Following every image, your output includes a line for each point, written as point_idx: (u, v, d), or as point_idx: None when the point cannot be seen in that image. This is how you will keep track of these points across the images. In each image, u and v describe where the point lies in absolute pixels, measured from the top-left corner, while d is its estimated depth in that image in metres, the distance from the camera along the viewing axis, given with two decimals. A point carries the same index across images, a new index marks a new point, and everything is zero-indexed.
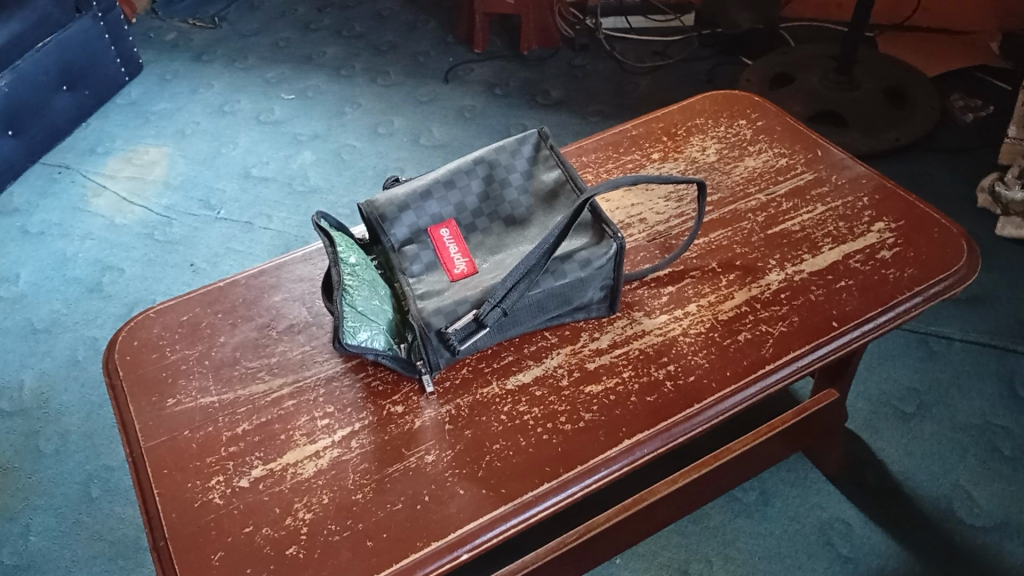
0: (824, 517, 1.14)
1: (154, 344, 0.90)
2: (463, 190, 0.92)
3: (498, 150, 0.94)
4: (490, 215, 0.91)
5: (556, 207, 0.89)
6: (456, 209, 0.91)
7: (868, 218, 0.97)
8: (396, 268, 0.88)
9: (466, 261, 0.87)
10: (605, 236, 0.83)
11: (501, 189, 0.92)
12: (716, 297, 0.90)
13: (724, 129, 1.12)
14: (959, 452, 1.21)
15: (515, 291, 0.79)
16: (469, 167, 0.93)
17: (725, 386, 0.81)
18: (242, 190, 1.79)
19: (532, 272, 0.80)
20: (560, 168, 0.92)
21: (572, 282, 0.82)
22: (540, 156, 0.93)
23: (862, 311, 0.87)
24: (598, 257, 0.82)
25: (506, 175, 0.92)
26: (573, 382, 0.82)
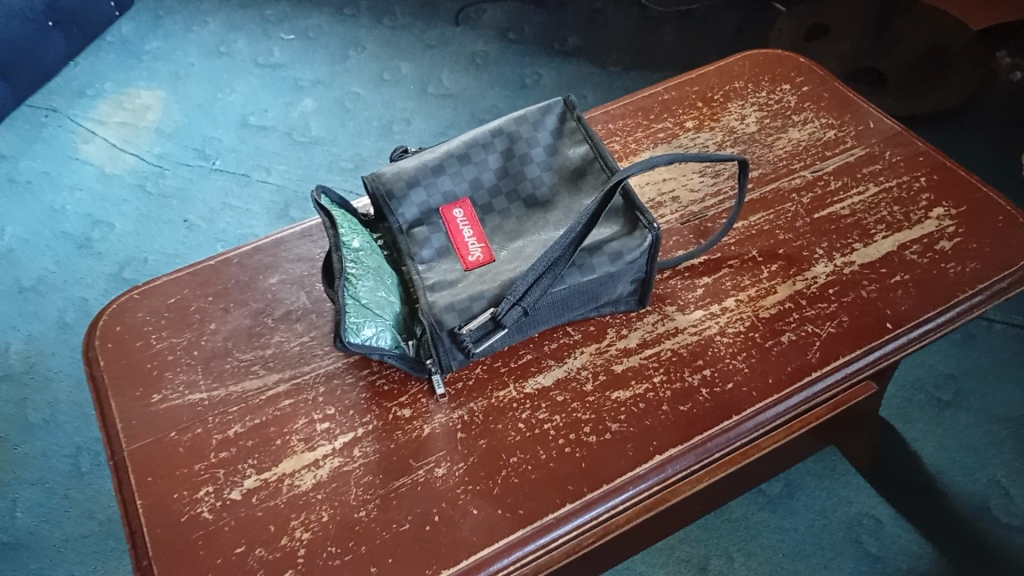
0: (852, 513, 1.07)
1: (140, 330, 0.83)
2: (480, 166, 0.83)
3: (520, 121, 0.84)
4: (509, 194, 0.82)
5: (582, 189, 0.80)
6: (471, 187, 0.82)
7: (925, 202, 0.88)
8: (404, 252, 0.80)
9: (482, 248, 0.79)
10: (638, 226, 0.74)
11: (521, 165, 0.82)
12: (757, 290, 0.81)
13: (766, 94, 1.02)
14: (995, 446, 1.12)
15: (537, 288, 0.71)
16: (486, 139, 0.84)
17: (766, 396, 0.73)
18: (240, 140, 1.69)
19: (555, 267, 0.71)
20: (588, 143, 0.82)
21: (601, 277, 0.73)
22: (566, 128, 0.84)
23: (918, 312, 0.78)
24: (630, 250, 0.73)
25: (528, 149, 0.83)
26: (599, 387, 0.75)
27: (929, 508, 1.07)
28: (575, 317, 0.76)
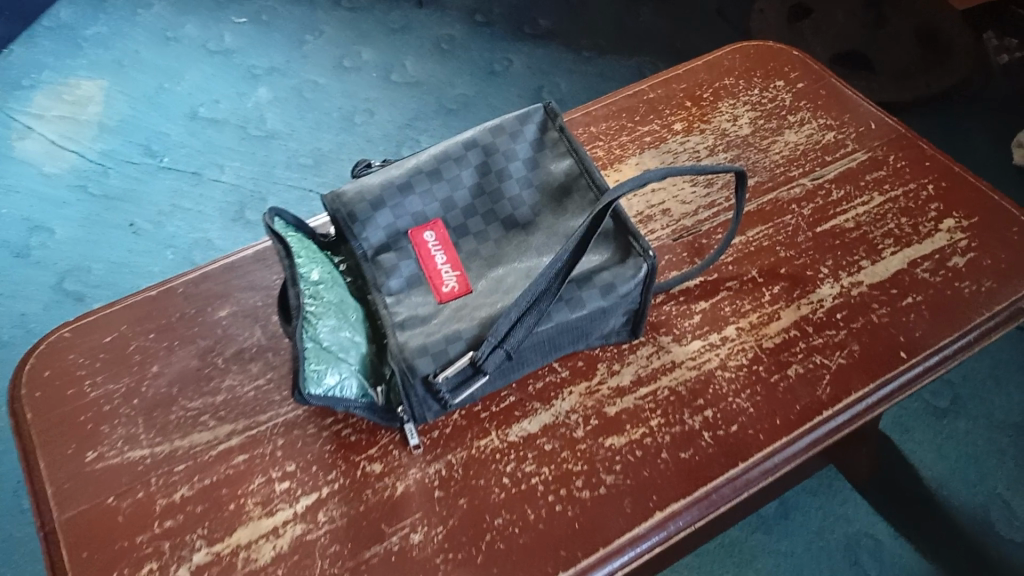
0: (850, 532, 1.02)
1: (71, 375, 0.73)
2: (452, 182, 0.74)
3: (496, 131, 0.76)
4: (486, 215, 0.73)
5: (567, 209, 0.72)
6: (443, 207, 0.74)
7: (935, 213, 0.81)
8: (370, 281, 0.71)
9: (457, 277, 0.70)
10: (632, 253, 0.66)
11: (498, 182, 0.74)
12: (759, 317, 0.74)
13: (758, 92, 0.94)
14: (996, 455, 1.07)
15: (520, 327, 0.63)
16: (459, 152, 0.75)
17: (774, 439, 0.67)
18: (190, 134, 1.57)
19: (540, 302, 0.64)
20: (572, 156, 0.74)
21: (591, 312, 0.65)
22: (548, 139, 0.76)
23: (933, 338, 0.72)
24: (624, 281, 0.65)
25: (505, 164, 0.75)
26: (590, 433, 0.67)
27: (930, 524, 1.01)
28: (562, 354, 0.68)
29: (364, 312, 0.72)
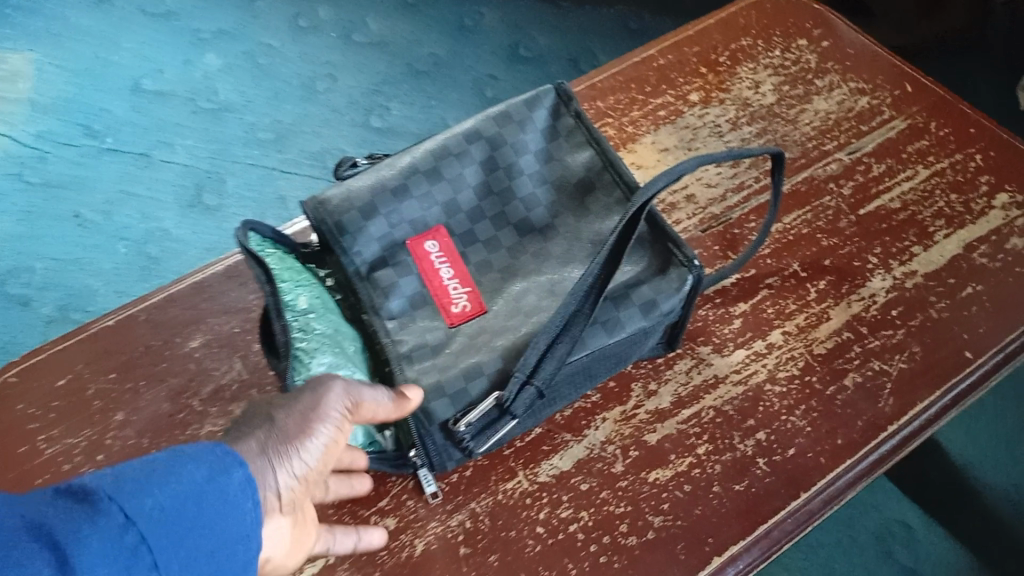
0: (880, 520, 0.96)
1: (23, 429, 0.63)
2: (454, 182, 0.64)
3: (502, 120, 0.66)
4: (496, 219, 0.64)
5: (591, 209, 0.63)
6: (446, 211, 0.64)
7: (986, 187, 0.73)
8: (364, 303, 0.61)
9: (468, 295, 0.61)
10: (673, 263, 0.58)
11: (508, 180, 0.65)
12: (806, 319, 0.66)
13: (780, 53, 0.85)
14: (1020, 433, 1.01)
15: (551, 359, 0.55)
16: (461, 146, 0.65)
17: (837, 462, 0.59)
18: (133, 109, 1.37)
19: (572, 328, 0.55)
20: (593, 147, 0.65)
21: (630, 335, 0.57)
22: (562, 127, 0.66)
23: (1000, 335, 0.65)
24: (666, 296, 0.57)
25: (515, 157, 0.65)
26: (631, 468, 0.60)
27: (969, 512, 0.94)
28: (595, 382, 0.60)
29: (359, 339, 0.62)
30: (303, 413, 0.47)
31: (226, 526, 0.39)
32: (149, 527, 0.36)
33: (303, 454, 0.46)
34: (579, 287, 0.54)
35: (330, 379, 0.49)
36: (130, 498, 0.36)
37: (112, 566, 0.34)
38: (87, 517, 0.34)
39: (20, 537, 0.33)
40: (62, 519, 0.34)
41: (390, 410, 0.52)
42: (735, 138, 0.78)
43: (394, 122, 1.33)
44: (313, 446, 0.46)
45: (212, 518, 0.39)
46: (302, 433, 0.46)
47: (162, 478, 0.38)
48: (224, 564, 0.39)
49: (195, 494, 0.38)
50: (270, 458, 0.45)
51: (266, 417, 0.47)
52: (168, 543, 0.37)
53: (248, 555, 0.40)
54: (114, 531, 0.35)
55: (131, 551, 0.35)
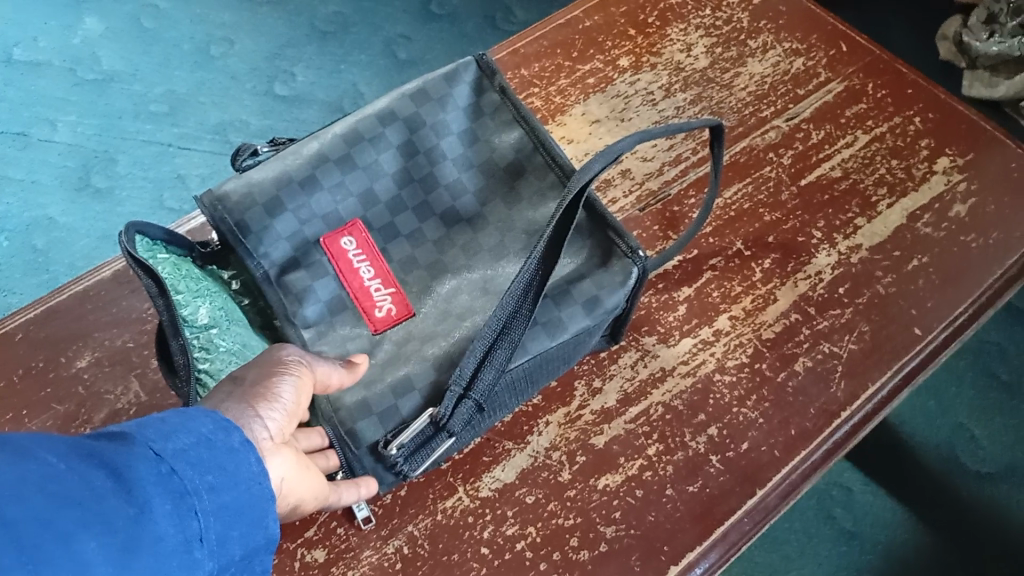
0: (820, 483, 0.90)
1: None
2: (370, 170, 0.58)
3: (418, 98, 0.59)
4: (419, 210, 0.58)
5: (522, 196, 0.58)
6: (362, 203, 0.57)
7: (926, 151, 0.70)
8: (276, 310, 0.55)
9: (393, 296, 0.55)
10: (615, 254, 0.53)
11: (430, 166, 0.58)
12: (753, 301, 0.63)
13: (711, 11, 0.80)
14: (954, 383, 0.94)
15: (490, 368, 0.49)
16: (375, 129, 0.58)
17: (793, 454, 0.56)
18: (4, 83, 1.23)
19: (511, 332, 0.49)
20: (522, 126, 0.59)
21: (574, 335, 0.52)
22: (486, 104, 0.60)
23: (946, 309, 0.62)
24: (610, 291, 0.53)
25: (436, 140, 0.59)
26: (578, 475, 0.55)
27: (911, 477, 0.89)
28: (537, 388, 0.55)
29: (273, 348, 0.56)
30: (267, 367, 0.43)
31: (245, 469, 0.35)
32: (179, 461, 0.33)
33: (282, 393, 0.42)
34: (516, 287, 0.48)
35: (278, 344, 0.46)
36: (157, 437, 0.33)
37: (155, 488, 0.32)
38: (121, 447, 0.32)
39: (61, 455, 0.30)
40: (100, 449, 0.32)
41: (348, 375, 0.49)
42: (669, 106, 0.73)
43: (300, 90, 1.21)
44: (288, 386, 0.43)
45: (234, 460, 0.35)
46: (271, 379, 0.43)
47: (182, 421, 0.35)
48: (253, 506, 0.35)
49: (212, 437, 0.35)
50: (249, 401, 0.41)
51: (229, 377, 0.42)
52: (201, 474, 0.33)
53: (270, 500, 0.36)
54: (146, 458, 0.32)
55: (163, 478, 0.32)
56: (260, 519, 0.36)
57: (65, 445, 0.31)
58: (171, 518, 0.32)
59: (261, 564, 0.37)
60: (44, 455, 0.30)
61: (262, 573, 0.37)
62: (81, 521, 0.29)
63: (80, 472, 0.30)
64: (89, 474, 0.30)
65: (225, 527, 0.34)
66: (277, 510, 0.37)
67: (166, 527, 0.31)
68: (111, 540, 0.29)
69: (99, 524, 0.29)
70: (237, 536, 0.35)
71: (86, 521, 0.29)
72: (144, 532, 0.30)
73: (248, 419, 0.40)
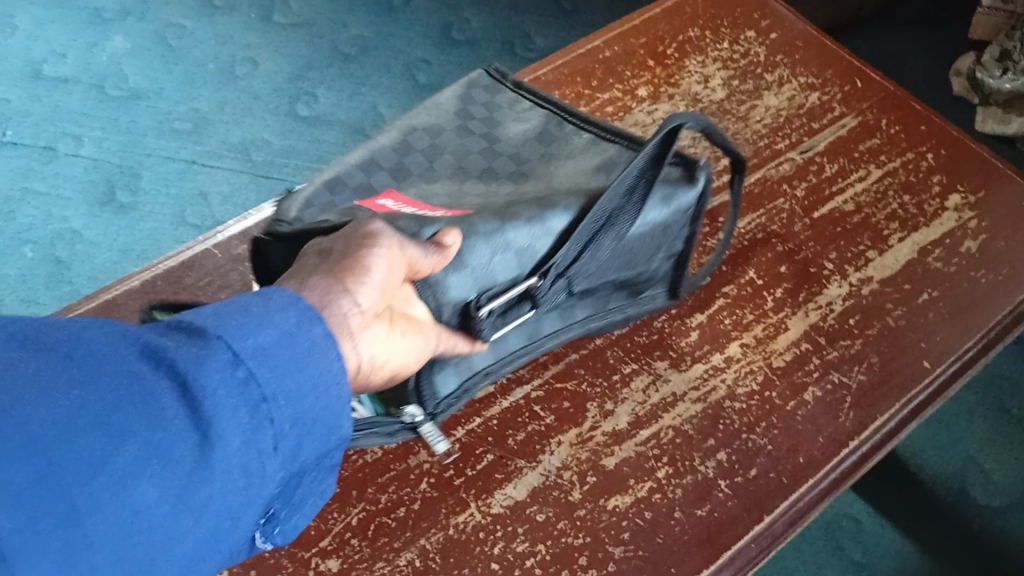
0: (830, 514, 0.90)
1: None
2: (399, 151, 0.61)
3: (438, 101, 0.65)
4: (456, 173, 0.60)
5: (557, 154, 0.61)
6: (395, 174, 0.60)
7: (938, 187, 0.71)
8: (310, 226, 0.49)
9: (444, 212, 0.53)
10: (685, 165, 0.57)
11: (461, 135, 0.62)
12: (764, 329, 0.64)
13: (728, 45, 0.82)
14: (965, 416, 0.95)
15: (588, 253, 0.52)
16: (399, 124, 0.63)
17: (801, 481, 0.57)
18: (32, 98, 1.26)
19: (612, 219, 0.52)
20: (543, 107, 0.64)
21: (654, 225, 0.56)
22: (504, 98, 0.66)
23: (955, 342, 0.63)
24: (685, 190, 0.56)
25: (461, 122, 0.63)
26: (589, 495, 0.56)
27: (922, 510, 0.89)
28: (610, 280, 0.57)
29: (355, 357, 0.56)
30: (355, 240, 0.44)
31: (322, 369, 0.37)
32: (255, 365, 0.35)
33: (366, 265, 0.43)
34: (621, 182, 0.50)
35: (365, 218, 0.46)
36: (237, 334, 0.35)
37: (224, 402, 0.34)
38: (197, 351, 0.34)
39: (139, 370, 0.33)
40: (180, 352, 0.34)
41: (439, 259, 0.47)
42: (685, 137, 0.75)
43: (321, 111, 1.24)
44: (376, 257, 0.43)
45: (309, 363, 0.36)
46: (357, 251, 0.43)
47: (267, 316, 0.36)
48: (325, 411, 0.37)
49: (292, 335, 0.36)
50: (333, 278, 0.42)
51: (319, 256, 0.44)
52: (277, 377, 0.35)
53: (345, 402, 0.38)
54: (222, 364, 0.34)
55: (239, 385, 0.34)
56: (333, 422, 0.38)
57: (149, 349, 0.34)
58: (239, 430, 0.34)
59: (336, 453, 0.41)
60: (122, 372, 0.33)
61: (339, 461, 0.43)
62: (139, 458, 0.32)
63: (152, 391, 0.33)
64: (159, 394, 0.33)
65: (298, 431, 0.37)
66: (351, 411, 0.39)
67: (234, 442, 0.34)
68: (177, 460, 0.33)
69: (167, 449, 0.33)
70: (312, 435, 0.37)
71: (144, 457, 0.32)
72: (209, 452, 0.33)
73: (334, 300, 0.41)
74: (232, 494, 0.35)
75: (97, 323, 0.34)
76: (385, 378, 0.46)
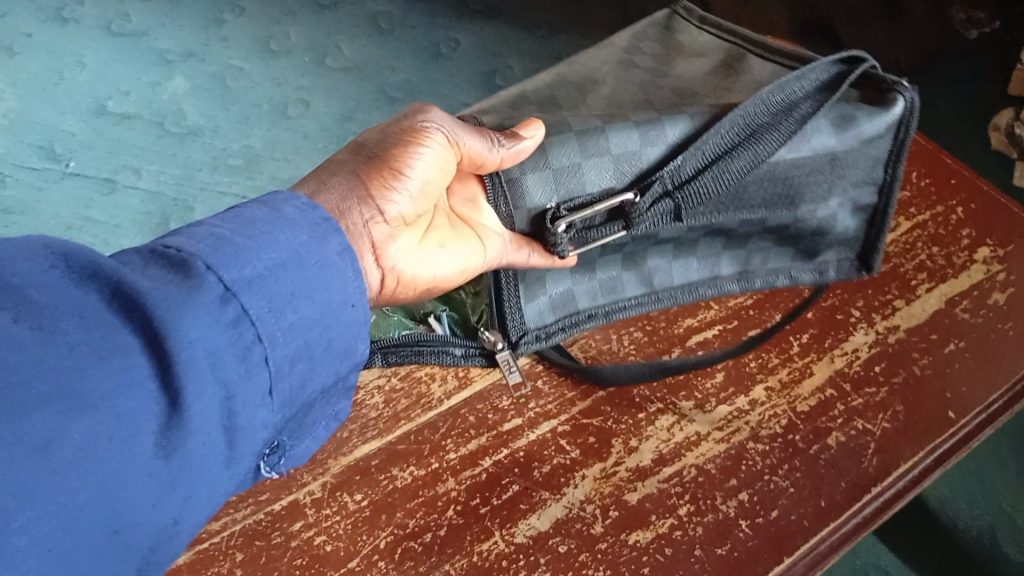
0: (857, 565, 0.90)
1: None
2: (575, 78, 0.64)
3: (622, 38, 0.70)
4: (632, 87, 0.62)
5: (735, 72, 0.63)
6: (569, 92, 0.62)
7: (967, 241, 0.72)
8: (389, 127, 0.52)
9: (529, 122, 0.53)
10: (885, 99, 0.60)
11: (630, 60, 0.66)
12: (789, 373, 0.65)
13: None
14: (1000, 470, 0.94)
15: (716, 170, 0.55)
16: (574, 62, 0.67)
17: (821, 524, 0.58)
18: (96, 133, 1.33)
19: (754, 139, 0.55)
20: (727, 40, 0.68)
21: (812, 151, 0.58)
22: (686, 37, 0.70)
23: (981, 393, 0.64)
24: (868, 122, 0.58)
25: (640, 55, 0.67)
26: (610, 529, 0.58)
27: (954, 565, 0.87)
28: (750, 207, 0.59)
29: (453, 311, 0.69)
30: (401, 139, 0.50)
31: (330, 292, 0.39)
32: (248, 296, 0.36)
33: (402, 169, 0.49)
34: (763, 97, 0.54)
35: (420, 113, 0.52)
36: (230, 265, 0.36)
37: (212, 348, 0.34)
38: (186, 293, 0.34)
39: (107, 326, 0.32)
40: (166, 295, 0.33)
41: (493, 157, 0.51)
42: None
43: None
44: (416, 160, 0.49)
45: (314, 283, 0.39)
46: (399, 154, 0.49)
47: (262, 245, 0.38)
48: (330, 339, 0.39)
49: (294, 259, 0.38)
50: (367, 180, 0.48)
51: (361, 150, 0.50)
52: (273, 307, 0.37)
53: (360, 326, 0.41)
54: (213, 303, 0.34)
55: (232, 323, 0.35)
56: (346, 348, 0.40)
57: (119, 293, 0.33)
58: (229, 376, 0.34)
59: (351, 377, 0.43)
60: (85, 334, 0.31)
61: (354, 382, 0.44)
62: (104, 432, 0.31)
63: (122, 346, 0.32)
64: (129, 353, 0.32)
65: (303, 365, 0.38)
66: (366, 334, 0.41)
67: (216, 397, 0.34)
68: (156, 428, 0.32)
69: (141, 413, 0.32)
70: (314, 367, 0.39)
71: (109, 431, 0.31)
72: (187, 416, 0.33)
73: (365, 206, 0.48)
74: (214, 457, 0.34)
75: (49, 256, 0.32)
76: (424, 286, 0.53)
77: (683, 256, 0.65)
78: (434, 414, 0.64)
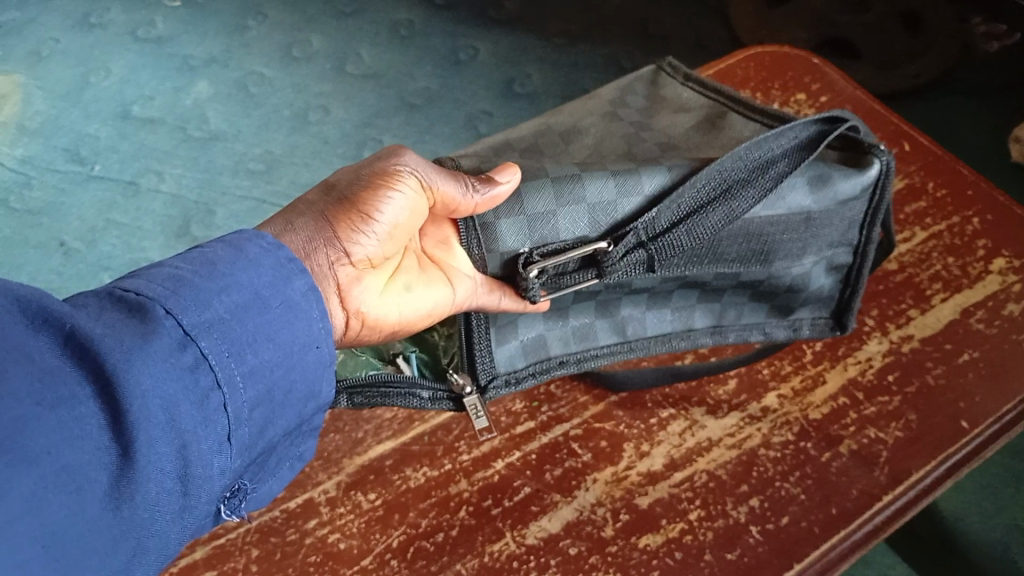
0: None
1: None
2: (561, 126, 0.64)
3: (607, 89, 0.69)
4: (608, 142, 0.63)
5: (710, 134, 0.63)
6: (551, 145, 0.63)
7: (983, 251, 0.72)
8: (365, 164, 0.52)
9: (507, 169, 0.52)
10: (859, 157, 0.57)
11: (616, 113, 0.66)
12: (801, 382, 0.65)
13: (777, 107, 0.85)
14: (1016, 484, 0.93)
15: (691, 226, 0.52)
16: (561, 109, 0.68)
17: (831, 532, 0.58)
18: (120, 137, 1.35)
19: (728, 196, 0.52)
20: (709, 97, 0.67)
21: (788, 209, 0.55)
22: (670, 91, 0.69)
23: (995, 404, 0.63)
24: (842, 180, 0.56)
25: (624, 108, 0.67)
26: (620, 533, 0.58)
27: None
28: (724, 265, 0.56)
29: (424, 352, 0.64)
30: (372, 179, 0.51)
31: (293, 333, 0.41)
32: (206, 340, 0.37)
33: (366, 212, 0.50)
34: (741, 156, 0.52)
35: (395, 154, 0.52)
36: (191, 309, 0.37)
37: (167, 394, 0.35)
38: (141, 341, 0.35)
39: (62, 373, 0.32)
40: (122, 342, 0.34)
41: (461, 201, 0.50)
42: None
43: None
44: (383, 203, 0.50)
45: (275, 326, 0.40)
46: (367, 193, 0.50)
47: (223, 286, 0.39)
48: (291, 380, 0.41)
49: (258, 300, 0.40)
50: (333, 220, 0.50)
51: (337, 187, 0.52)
52: (231, 350, 0.38)
53: (323, 370, 0.43)
54: (170, 348, 0.35)
55: (187, 369, 0.36)
56: (310, 389, 0.42)
57: (73, 338, 0.33)
58: (185, 426, 0.35)
59: (314, 418, 0.45)
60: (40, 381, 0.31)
61: (319, 425, 0.46)
62: (54, 486, 0.31)
63: (75, 397, 0.32)
64: (82, 403, 0.32)
65: (262, 406, 0.40)
66: (329, 379, 0.43)
67: (171, 447, 0.35)
68: (104, 482, 0.33)
69: (89, 467, 0.32)
70: (275, 410, 0.41)
71: (58, 485, 0.31)
72: (137, 467, 0.33)
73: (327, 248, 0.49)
74: (167, 503, 0.35)
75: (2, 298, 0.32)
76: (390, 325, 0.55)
77: (657, 305, 0.60)
78: (448, 416, 0.64)
